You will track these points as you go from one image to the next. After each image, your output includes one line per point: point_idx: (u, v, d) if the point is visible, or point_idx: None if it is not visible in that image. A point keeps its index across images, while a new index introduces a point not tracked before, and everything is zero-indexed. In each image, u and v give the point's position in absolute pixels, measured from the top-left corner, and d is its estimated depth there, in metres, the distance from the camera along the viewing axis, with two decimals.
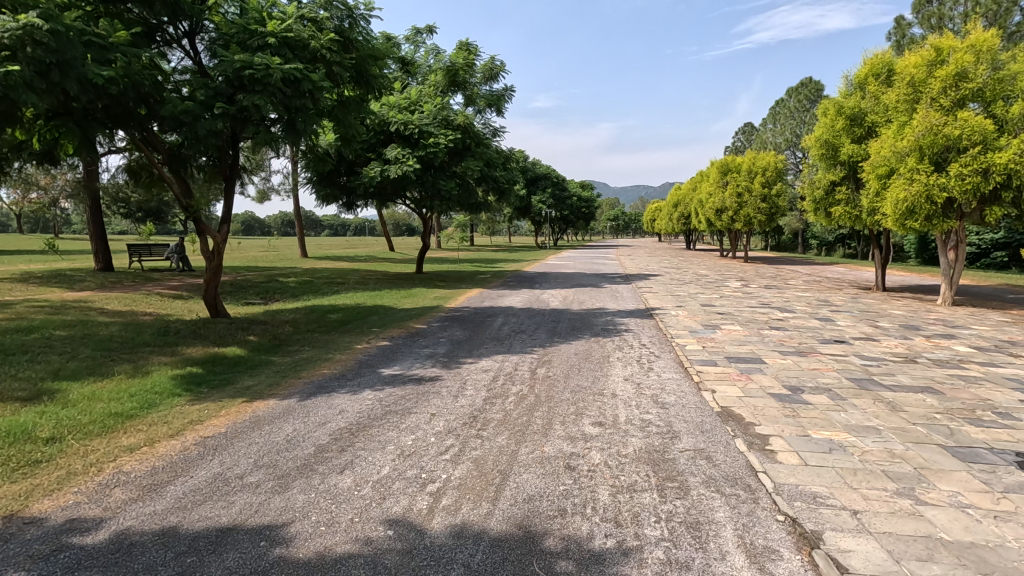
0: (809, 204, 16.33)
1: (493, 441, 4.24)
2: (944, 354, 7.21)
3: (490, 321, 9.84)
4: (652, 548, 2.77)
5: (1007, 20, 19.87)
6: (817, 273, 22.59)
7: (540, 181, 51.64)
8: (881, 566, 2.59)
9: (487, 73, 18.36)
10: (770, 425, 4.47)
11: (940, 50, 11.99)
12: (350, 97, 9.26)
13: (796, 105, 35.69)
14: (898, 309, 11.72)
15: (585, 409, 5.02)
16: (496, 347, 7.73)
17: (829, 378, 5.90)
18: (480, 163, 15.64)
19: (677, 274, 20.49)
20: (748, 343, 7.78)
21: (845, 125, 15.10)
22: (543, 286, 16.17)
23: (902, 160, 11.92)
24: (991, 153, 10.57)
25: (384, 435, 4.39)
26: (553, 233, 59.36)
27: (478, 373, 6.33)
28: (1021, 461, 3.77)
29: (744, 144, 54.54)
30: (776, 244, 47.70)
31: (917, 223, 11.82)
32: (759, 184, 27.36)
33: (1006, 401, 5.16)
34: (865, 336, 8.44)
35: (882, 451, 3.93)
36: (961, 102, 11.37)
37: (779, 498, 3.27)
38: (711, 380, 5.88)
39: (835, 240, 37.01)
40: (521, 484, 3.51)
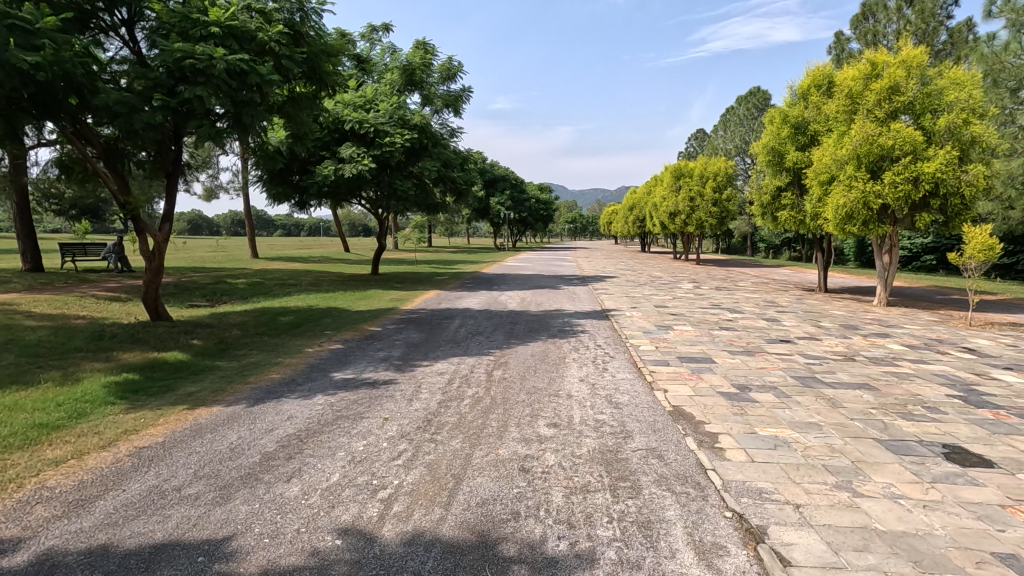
0: (757, 208, 16.96)
1: (448, 445, 4.18)
2: (879, 352, 7.61)
3: (447, 323, 9.77)
4: (605, 549, 2.78)
5: (934, 39, 21.38)
6: (764, 275, 23.49)
7: (499, 183, 51.78)
8: (821, 557, 2.68)
9: (445, 73, 18.16)
10: (719, 424, 4.58)
11: (875, 64, 12.66)
12: (302, 93, 8.99)
13: (745, 114, 36.94)
14: (838, 310, 12.31)
15: (540, 410, 5.04)
16: (453, 349, 7.69)
17: (774, 377, 6.11)
18: (437, 163, 15.46)
19: (632, 276, 20.93)
20: (700, 343, 7.98)
21: (790, 133, 15.77)
22: (501, 287, 16.20)
23: (841, 167, 12.52)
24: (921, 163, 11.27)
25: (335, 441, 4.27)
26: (511, 235, 59.62)
27: (434, 376, 6.25)
28: (948, 452, 4.00)
29: (696, 150, 56.41)
30: (727, 247, 49.36)
31: (855, 228, 12.46)
32: (710, 189, 28.13)
33: (934, 396, 5.48)
34: (808, 336, 8.81)
35: (822, 446, 4.09)
36: (894, 114, 12.06)
37: (727, 495, 3.35)
38: (663, 380, 6.00)
39: (781, 244, 38.56)
40: (475, 488, 3.47)
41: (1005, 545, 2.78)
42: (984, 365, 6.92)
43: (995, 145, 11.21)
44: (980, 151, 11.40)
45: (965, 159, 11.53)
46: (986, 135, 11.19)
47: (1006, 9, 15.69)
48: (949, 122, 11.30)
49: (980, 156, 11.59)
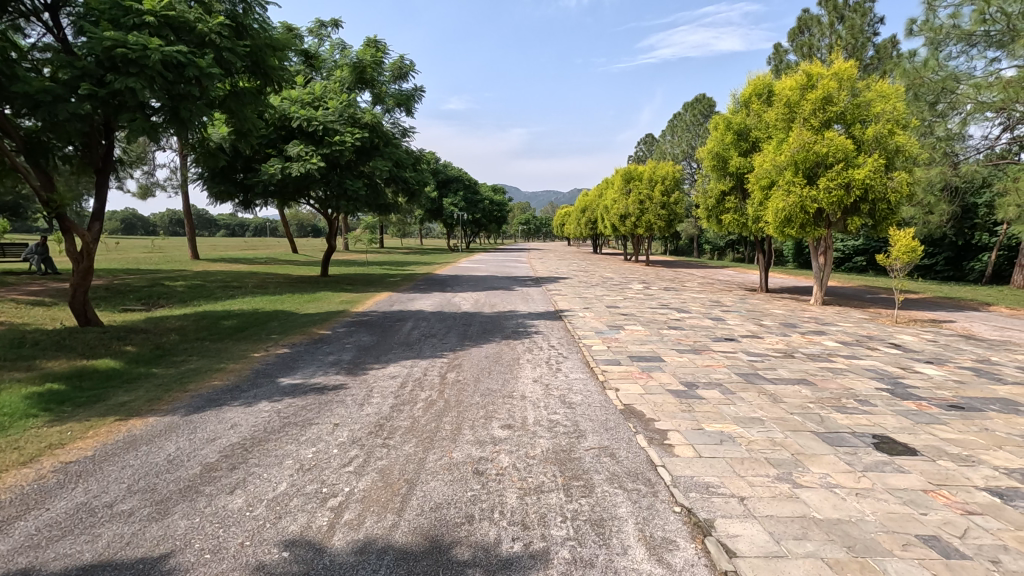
0: (702, 211, 17.56)
1: (400, 450, 4.11)
2: (816, 349, 8.03)
3: (399, 326, 9.62)
4: (558, 549, 2.80)
5: (863, 53, 22.80)
6: (709, 275, 24.34)
7: (452, 184, 51.51)
8: (764, 547, 2.79)
9: (396, 71, 17.86)
10: (668, 420, 4.71)
11: (810, 76, 13.33)
12: (245, 89, 8.67)
13: (692, 120, 38.11)
14: (778, 309, 12.90)
15: (494, 412, 5.03)
16: (406, 352, 7.58)
17: (719, 374, 6.32)
18: (389, 163, 15.22)
19: (584, 277, 21.27)
20: (650, 342, 8.17)
21: (733, 139, 16.44)
22: (454, 289, 16.10)
23: (780, 173, 13.12)
24: (852, 170, 11.98)
25: (282, 448, 4.13)
26: (464, 236, 59.41)
27: (386, 379, 6.14)
28: (877, 442, 4.26)
29: (644, 153, 57.88)
30: (675, 249, 50.92)
31: (793, 230, 13.08)
32: (658, 193, 28.88)
33: (864, 389, 5.82)
34: (751, 334, 9.20)
35: (764, 440, 4.27)
36: (828, 123, 12.74)
37: (675, 490, 3.44)
38: (615, 379, 6.11)
39: (725, 246, 40.09)
40: (429, 493, 3.43)
41: (928, 528, 2.97)
42: (908, 360, 7.42)
43: (916, 154, 12.06)
44: (904, 160, 12.23)
45: (890, 167, 12.34)
46: (909, 145, 12.01)
47: (925, 27, 16.96)
48: (877, 132, 12.06)
49: (903, 164, 12.41)
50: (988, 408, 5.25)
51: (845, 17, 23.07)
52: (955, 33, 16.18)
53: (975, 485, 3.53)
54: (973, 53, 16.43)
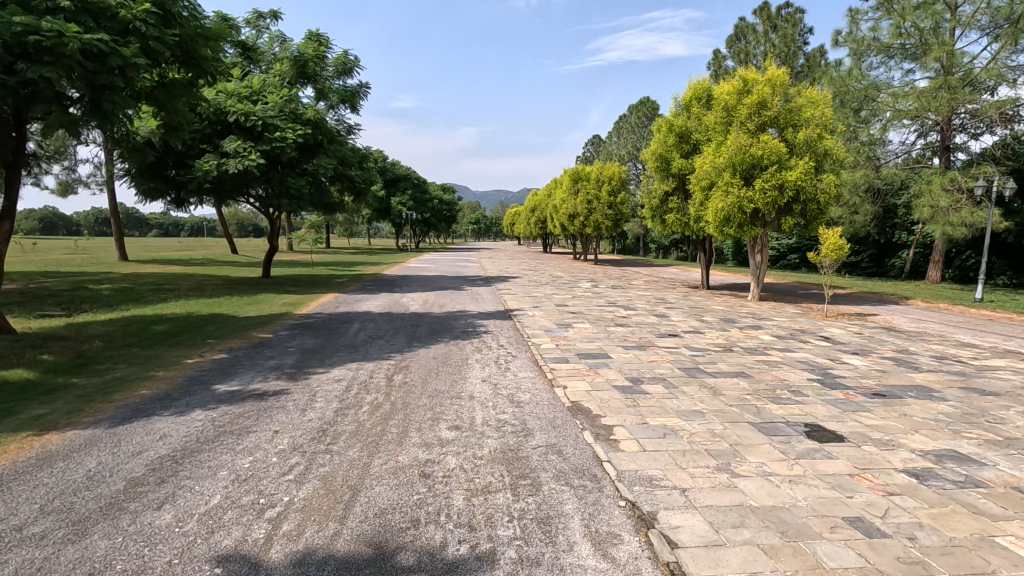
0: (647, 211, 18.03)
1: (344, 455, 3.99)
2: (753, 342, 8.39)
3: (345, 328, 9.36)
4: (505, 549, 2.78)
5: (794, 61, 24.02)
6: (655, 273, 25.00)
7: (400, 183, 50.72)
8: (704, 537, 2.87)
9: (339, 67, 17.39)
10: (614, 416, 4.78)
11: (746, 81, 13.86)
12: (175, 79, 8.19)
13: (637, 122, 38.98)
14: (718, 305, 13.38)
15: (442, 413, 4.97)
16: (351, 354, 7.39)
17: (663, 369, 6.49)
18: (333, 161, 14.80)
19: (534, 276, 21.40)
20: (597, 340, 8.29)
21: (675, 141, 16.93)
22: (403, 289, 15.85)
23: (719, 174, 13.63)
24: (785, 172, 12.60)
25: (216, 459, 3.92)
26: (414, 235, 58.58)
27: (330, 383, 5.95)
28: (809, 430, 4.47)
29: (591, 154, 58.82)
30: (622, 248, 52.07)
31: (731, 230, 13.61)
32: (605, 193, 29.40)
33: (798, 380, 6.12)
34: (693, 329, 9.50)
35: (705, 432, 4.41)
36: (763, 127, 13.33)
37: (621, 485, 3.50)
38: (563, 376, 6.18)
39: (670, 244, 41.31)
40: (373, 498, 3.34)
41: (853, 510, 3.15)
42: (836, 351, 7.86)
43: (842, 157, 12.86)
44: (832, 162, 12.98)
45: (820, 169, 13.06)
46: (836, 149, 12.77)
47: (849, 39, 18.06)
48: (807, 136, 12.74)
49: (831, 166, 13.16)
50: (907, 394, 5.64)
51: (778, 27, 24.26)
52: (875, 45, 17.40)
53: (895, 467, 3.77)
54: (891, 64, 17.69)
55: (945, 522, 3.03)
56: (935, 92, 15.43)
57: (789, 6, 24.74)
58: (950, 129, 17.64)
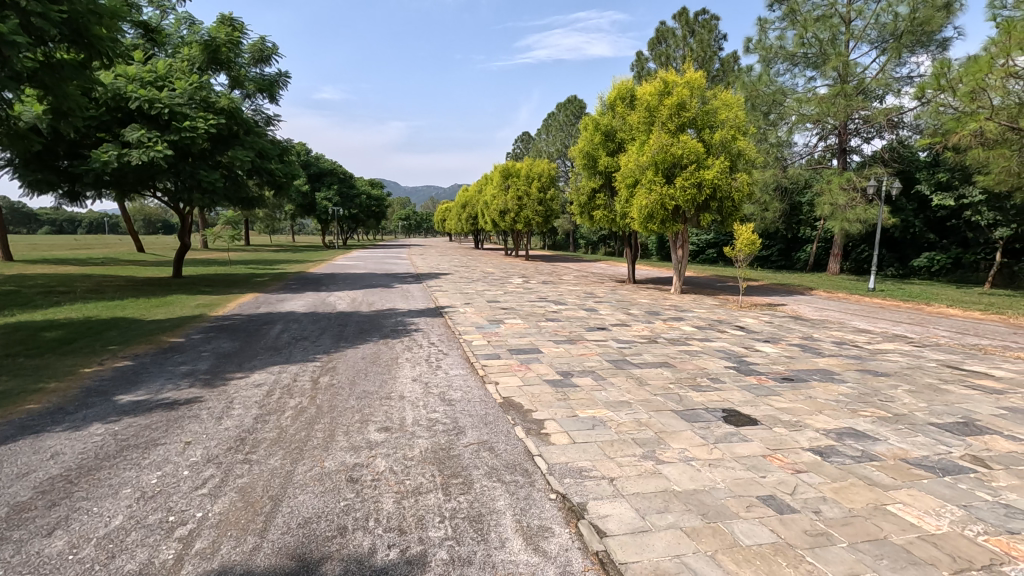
0: (576, 208, 18.43)
1: (264, 465, 3.78)
2: (675, 334, 8.79)
3: (266, 329, 8.90)
4: (436, 550, 2.73)
5: (710, 66, 25.33)
6: (584, 269, 25.59)
7: (325, 177, 48.92)
8: (630, 524, 2.96)
9: (256, 54, 16.43)
10: (545, 410, 4.84)
11: (666, 83, 14.43)
12: (64, 60, 7.43)
13: (565, 120, 39.67)
14: (643, 298, 13.89)
15: (370, 415, 4.82)
16: (272, 357, 7.03)
17: (592, 362, 6.65)
18: (250, 153, 13.99)
19: (465, 272, 21.29)
20: (528, 335, 8.37)
21: (601, 140, 17.38)
22: (329, 287, 15.30)
23: (643, 172, 14.12)
24: (702, 171, 13.25)
25: (118, 476, 3.59)
26: (341, 231, 56.66)
27: (249, 389, 5.62)
28: (726, 416, 4.73)
29: (521, 151, 59.33)
30: (553, 243, 52.96)
31: (654, 226, 14.12)
32: (535, 189, 29.71)
33: (716, 368, 6.47)
34: (620, 322, 9.82)
35: (632, 422, 4.55)
36: (682, 127, 13.93)
37: (551, 478, 3.54)
38: (494, 373, 6.17)
39: (598, 240, 42.45)
40: (296, 507, 3.18)
41: (766, 488, 3.36)
42: (750, 340, 8.39)
43: (753, 158, 13.73)
44: (745, 162, 13.80)
45: (734, 168, 13.85)
46: (748, 149, 13.61)
47: (758, 46, 19.27)
48: (722, 137, 13.47)
49: (744, 166, 14.00)
50: (811, 378, 6.10)
51: (695, 32, 25.48)
52: (782, 53, 18.64)
53: (802, 446, 4.06)
54: (796, 72, 19.03)
55: (845, 494, 3.29)
56: (834, 99, 16.82)
57: (706, 13, 26.02)
58: (847, 133, 19.25)
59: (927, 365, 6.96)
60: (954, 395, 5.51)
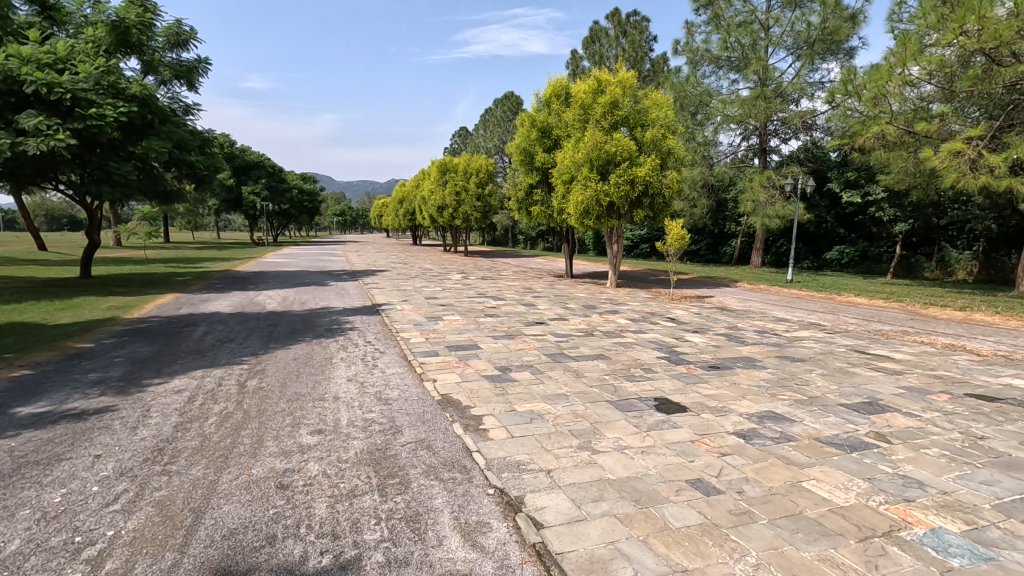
0: (513, 204, 18.53)
1: (185, 475, 3.56)
2: (611, 326, 9.03)
3: (188, 331, 8.37)
4: (372, 553, 2.67)
5: (642, 66, 26.12)
6: (523, 264, 25.80)
7: (253, 170, 46.63)
8: (568, 514, 3.01)
9: (171, 38, 15.35)
10: (483, 406, 4.83)
11: (599, 82, 14.73)
12: None
13: (502, 115, 39.70)
14: (580, 293, 14.15)
15: (302, 418, 4.65)
16: (195, 361, 6.63)
17: (530, 357, 6.72)
18: (167, 144, 13.08)
19: (403, 269, 20.93)
20: (467, 331, 8.33)
21: (537, 136, 17.55)
22: (258, 286, 14.59)
23: (578, 169, 14.37)
24: (635, 168, 13.64)
25: (14, 497, 3.26)
26: (271, 227, 54.17)
27: (169, 395, 5.27)
28: (658, 404, 4.91)
29: (459, 146, 58.88)
30: (492, 238, 53.04)
31: (590, 221, 14.41)
32: (473, 184, 29.60)
33: (648, 359, 6.70)
34: (558, 316, 9.97)
35: (568, 414, 4.63)
36: (615, 125, 14.28)
37: (489, 473, 3.54)
38: (432, 370, 6.10)
39: (536, 235, 42.89)
40: (221, 518, 3.01)
41: (694, 472, 3.51)
42: (681, 330, 8.74)
43: (682, 156, 14.30)
44: (674, 160, 14.34)
45: (664, 166, 14.36)
46: (677, 148, 14.15)
47: (686, 49, 20.07)
48: (653, 136, 13.92)
49: (673, 163, 14.54)
50: (736, 365, 6.44)
51: (627, 33, 26.17)
52: (707, 56, 19.48)
53: (728, 430, 4.28)
54: (720, 74, 19.96)
55: (765, 474, 3.50)
56: (755, 101, 17.80)
57: (637, 14, 26.78)
58: (767, 133, 20.40)
59: (837, 350, 7.53)
60: (860, 377, 5.99)
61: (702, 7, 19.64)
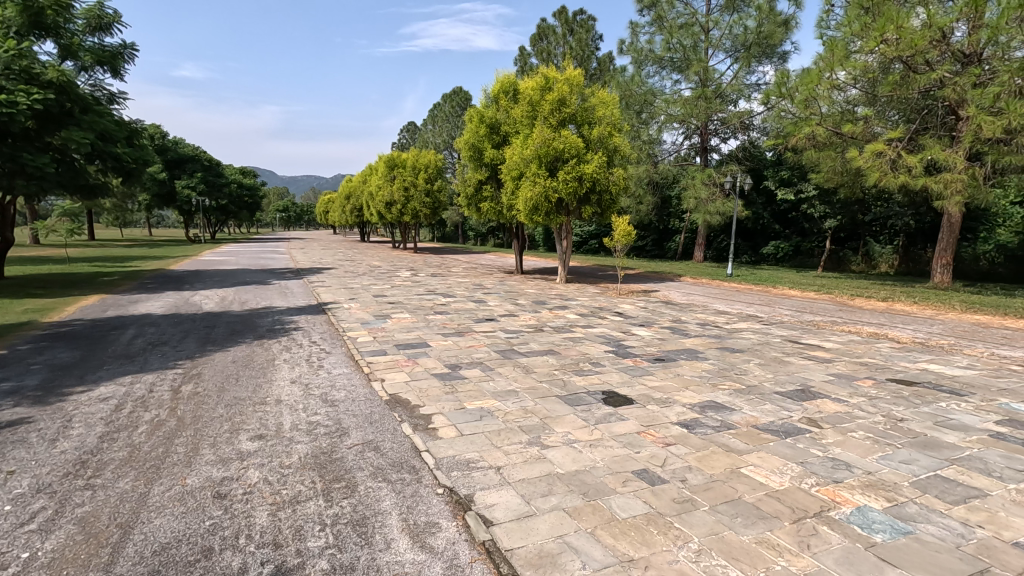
0: (463, 200, 18.41)
1: (112, 489, 3.33)
2: (560, 321, 9.13)
3: (116, 334, 7.86)
4: (315, 561, 2.59)
5: (589, 65, 26.50)
6: (473, 260, 25.70)
7: (187, 164, 44.26)
8: (517, 510, 3.01)
9: (92, 21, 14.34)
10: (433, 405, 4.78)
11: (547, 79, 14.84)
12: None
13: (451, 111, 39.38)
14: (530, 289, 14.23)
15: (242, 423, 4.45)
16: (123, 366, 6.23)
17: (480, 354, 6.70)
18: (90, 134, 12.24)
19: (350, 266, 20.42)
20: (416, 329, 8.21)
21: (486, 132, 17.50)
22: (193, 286, 13.86)
23: (527, 165, 14.44)
24: (582, 165, 13.84)
25: None
26: (209, 224, 51.64)
27: (94, 404, 4.93)
28: (605, 397, 5.00)
29: (407, 141, 57.98)
30: (441, 235, 52.57)
31: (539, 217, 14.51)
32: (422, 180, 29.21)
33: (596, 353, 6.81)
34: (508, 312, 9.98)
35: (518, 410, 4.65)
36: (563, 122, 14.42)
37: (439, 472, 3.50)
38: (381, 369, 5.98)
39: (486, 232, 42.82)
40: (153, 532, 2.85)
41: (640, 463, 3.60)
42: (627, 324, 8.95)
43: (628, 154, 14.61)
44: (620, 157, 14.63)
45: (611, 163, 14.63)
46: (623, 146, 14.45)
47: (630, 48, 20.51)
48: (600, 133, 14.14)
49: (619, 160, 14.84)
50: (679, 357, 6.65)
51: (574, 31, 26.48)
52: (651, 56, 19.98)
53: (671, 421, 4.41)
54: (663, 74, 20.49)
55: (707, 461, 3.63)
56: (696, 101, 18.48)
57: (583, 13, 27.11)
58: (708, 133, 21.13)
59: (773, 340, 7.91)
60: (793, 366, 6.31)
61: (645, 8, 20.06)
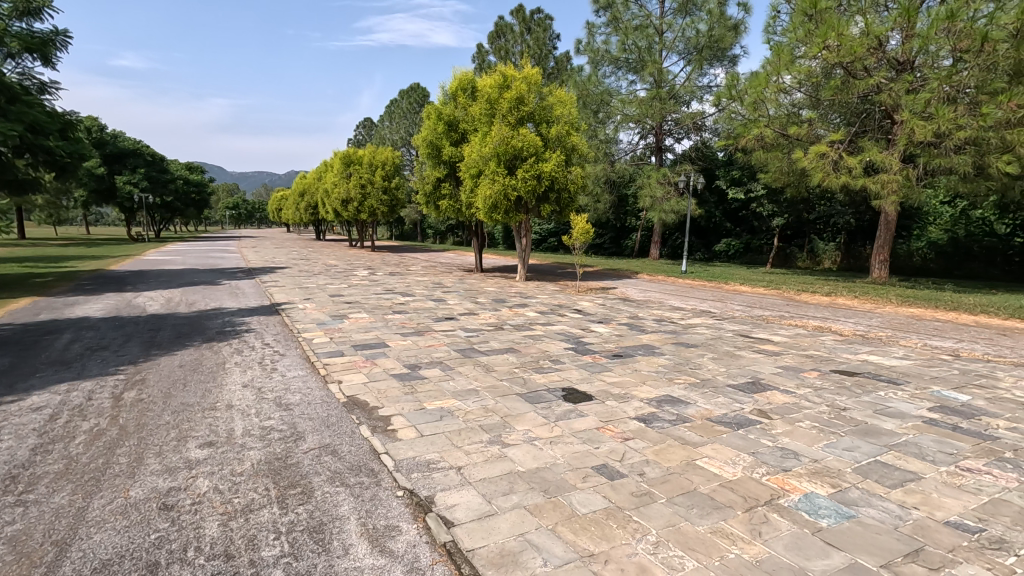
0: (421, 197, 18.20)
1: (47, 504, 3.13)
2: (520, 319, 9.16)
3: (50, 339, 7.40)
4: (269, 571, 2.50)
5: (546, 64, 26.64)
6: (432, 258, 25.47)
7: (128, 158, 42.04)
8: (478, 510, 3.00)
9: (19, 4, 13.43)
10: (392, 406, 4.71)
11: (506, 77, 14.86)
12: None
13: (408, 107, 38.86)
14: (490, 287, 14.23)
15: (190, 430, 4.26)
16: (58, 373, 5.87)
17: (440, 353, 6.64)
18: (19, 125, 11.48)
19: (305, 265, 19.87)
20: (374, 329, 8.07)
21: (444, 129, 17.36)
22: (136, 287, 13.20)
23: (486, 163, 14.39)
24: (541, 163, 13.90)
25: None
26: (152, 222, 49.25)
27: (26, 414, 4.62)
28: (565, 394, 5.04)
29: (363, 137, 56.87)
30: (399, 233, 51.87)
31: (499, 215, 14.51)
32: (379, 177, 28.72)
33: (556, 350, 6.87)
34: (468, 311, 9.94)
35: (478, 409, 4.63)
36: (521, 121, 14.45)
37: (398, 475, 3.45)
38: (337, 371, 5.84)
39: (445, 230, 42.50)
40: (92, 548, 2.69)
41: (599, 458, 3.65)
42: (586, 321, 9.06)
43: (585, 153, 14.77)
44: (578, 156, 14.79)
45: (569, 162, 14.76)
46: (580, 145, 14.59)
47: (587, 48, 20.74)
48: (558, 132, 14.24)
49: (577, 159, 14.99)
50: (637, 353, 6.79)
51: (532, 30, 26.56)
52: (607, 57, 20.25)
53: (629, 416, 4.49)
54: (619, 74, 20.80)
55: (664, 454, 3.72)
56: (651, 101, 18.90)
57: (541, 12, 27.22)
58: (662, 133, 21.60)
59: (725, 335, 8.17)
60: (744, 359, 6.54)
61: (601, 9, 20.33)
